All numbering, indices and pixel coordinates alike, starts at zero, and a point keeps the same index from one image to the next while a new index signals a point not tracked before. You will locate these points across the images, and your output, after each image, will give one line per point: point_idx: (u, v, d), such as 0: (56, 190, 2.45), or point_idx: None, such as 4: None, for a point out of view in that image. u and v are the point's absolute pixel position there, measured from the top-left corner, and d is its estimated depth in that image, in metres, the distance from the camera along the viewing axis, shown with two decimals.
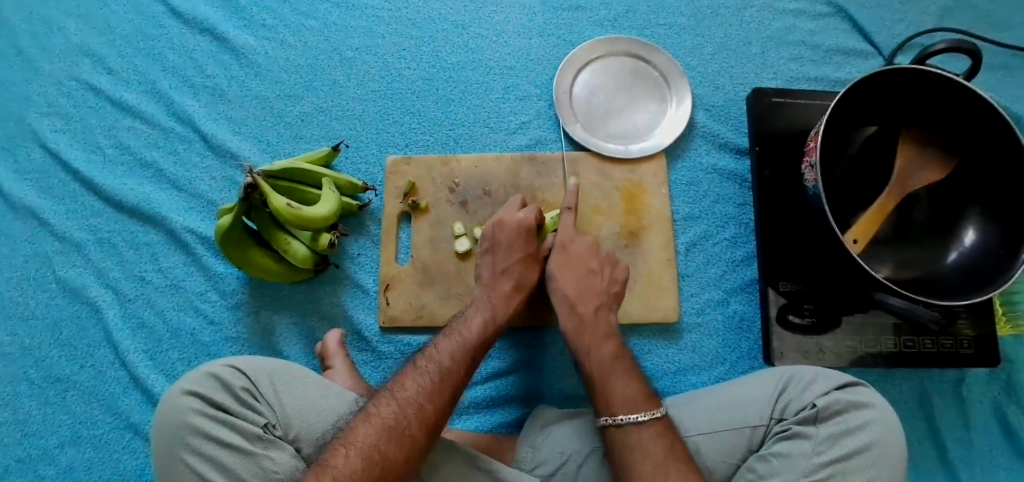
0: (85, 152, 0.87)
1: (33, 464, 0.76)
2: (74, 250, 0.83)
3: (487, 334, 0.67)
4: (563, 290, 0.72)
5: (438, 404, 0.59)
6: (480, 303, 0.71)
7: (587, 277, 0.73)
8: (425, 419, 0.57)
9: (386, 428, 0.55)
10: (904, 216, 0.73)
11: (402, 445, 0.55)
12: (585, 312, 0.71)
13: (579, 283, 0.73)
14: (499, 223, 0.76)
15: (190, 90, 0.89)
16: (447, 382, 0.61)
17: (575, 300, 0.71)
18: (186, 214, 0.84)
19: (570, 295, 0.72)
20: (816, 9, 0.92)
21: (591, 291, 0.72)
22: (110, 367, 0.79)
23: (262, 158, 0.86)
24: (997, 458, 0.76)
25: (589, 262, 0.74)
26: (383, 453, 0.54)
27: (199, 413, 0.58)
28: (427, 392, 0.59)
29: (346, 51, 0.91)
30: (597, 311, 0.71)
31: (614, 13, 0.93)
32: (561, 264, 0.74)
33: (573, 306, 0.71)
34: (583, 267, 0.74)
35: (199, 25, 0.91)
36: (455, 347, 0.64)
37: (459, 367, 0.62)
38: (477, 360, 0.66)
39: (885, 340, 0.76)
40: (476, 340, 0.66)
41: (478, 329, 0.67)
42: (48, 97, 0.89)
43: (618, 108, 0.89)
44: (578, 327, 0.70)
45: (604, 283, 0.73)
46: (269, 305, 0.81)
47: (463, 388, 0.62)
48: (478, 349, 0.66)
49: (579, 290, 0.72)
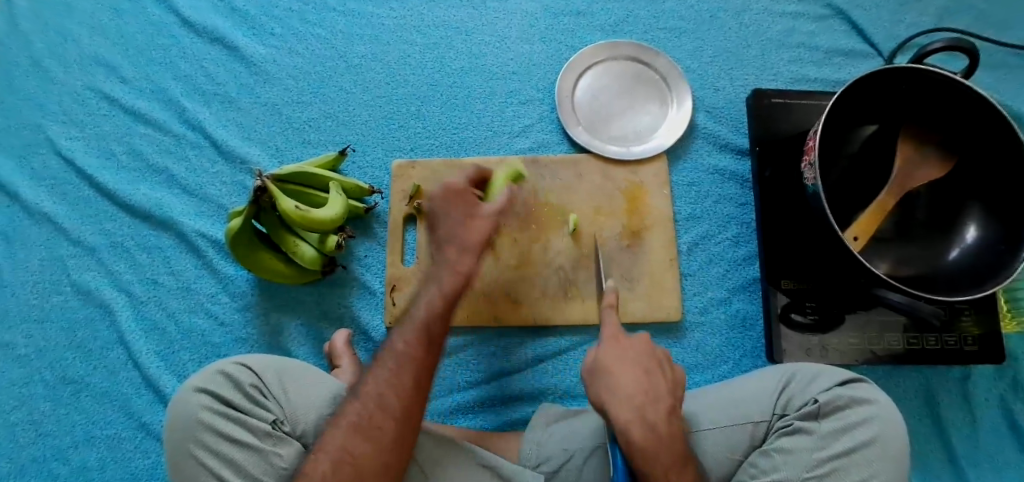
0: (100, 159, 0.89)
1: (47, 464, 0.77)
2: (89, 253, 0.85)
3: (444, 306, 0.61)
4: (628, 392, 0.58)
5: (402, 395, 0.57)
6: (430, 281, 0.63)
7: (647, 375, 0.60)
8: (390, 411, 0.57)
9: (349, 428, 0.56)
10: (905, 215, 0.75)
11: (371, 441, 0.55)
12: (657, 423, 0.57)
13: (642, 383, 0.59)
14: (440, 200, 0.66)
15: (202, 98, 0.91)
16: (407, 370, 0.58)
17: (644, 407, 0.57)
18: (196, 218, 0.86)
19: (634, 398, 0.57)
20: (814, 12, 0.94)
21: (657, 394, 0.59)
22: (123, 368, 0.81)
23: (271, 163, 0.88)
24: (1005, 456, 0.76)
25: (646, 358, 0.61)
26: (353, 453, 0.55)
27: (209, 410, 0.59)
28: (388, 383, 0.58)
29: (353, 58, 0.93)
30: (669, 418, 0.58)
31: (614, 18, 0.94)
32: (615, 362, 0.60)
33: (643, 413, 0.57)
34: (642, 365, 0.60)
35: (209, 35, 0.94)
36: (410, 330, 0.60)
37: (418, 350, 0.59)
38: (444, 334, 0.62)
39: (888, 337, 0.76)
40: (431, 318, 0.61)
41: (433, 305, 0.61)
42: (63, 106, 0.91)
43: (619, 111, 0.90)
44: (657, 443, 0.56)
45: (668, 385, 0.60)
46: (278, 307, 0.83)
47: (429, 370, 0.59)
48: (438, 325, 0.61)
49: (644, 392, 0.58)
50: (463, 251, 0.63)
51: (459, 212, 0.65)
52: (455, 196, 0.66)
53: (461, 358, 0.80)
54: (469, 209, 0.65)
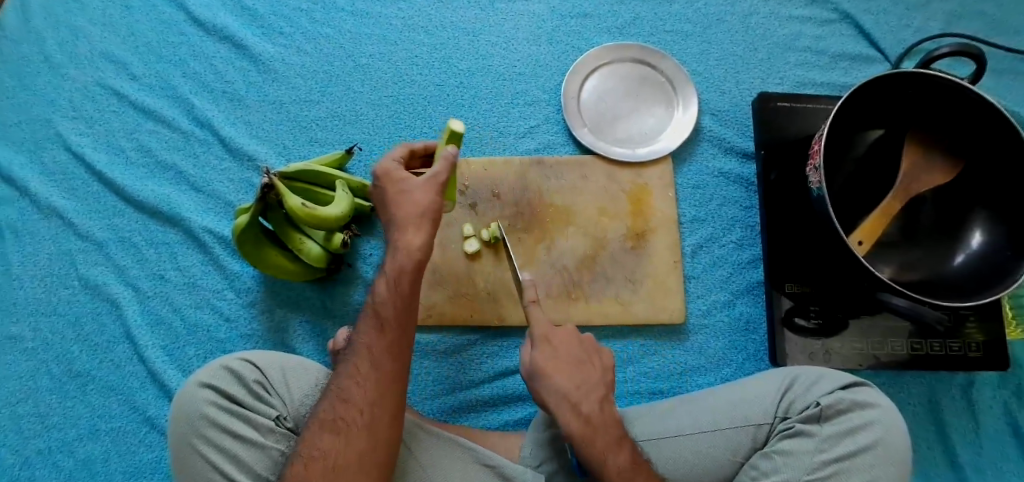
0: (109, 155, 0.90)
1: (53, 456, 0.78)
2: (97, 248, 0.86)
3: (394, 292, 0.59)
4: (560, 385, 0.59)
5: (365, 386, 0.56)
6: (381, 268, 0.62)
7: (580, 367, 0.61)
8: (354, 402, 0.56)
9: (314, 422, 0.56)
10: (911, 219, 0.75)
11: (336, 434, 0.55)
12: (590, 414, 0.59)
13: (574, 376, 0.60)
14: (377, 183, 0.64)
15: (210, 95, 0.92)
16: (366, 360, 0.58)
17: (579, 401, 0.59)
18: (203, 215, 0.86)
19: (570, 393, 0.59)
20: (822, 16, 0.94)
21: (589, 385, 0.60)
22: (129, 362, 0.81)
23: (278, 161, 0.89)
24: (1009, 462, 0.76)
25: (575, 351, 0.62)
26: (320, 447, 0.55)
27: (213, 405, 0.59)
28: (351, 375, 0.57)
29: (361, 57, 0.93)
30: (601, 408, 0.60)
31: (621, 20, 0.95)
32: (547, 358, 0.61)
33: (576, 406, 0.58)
34: (573, 358, 0.62)
35: (219, 33, 0.94)
36: (367, 319, 0.60)
37: (374, 338, 0.58)
38: (404, 319, 0.59)
39: (892, 343, 0.76)
40: (385, 306, 0.59)
41: (382, 291, 0.59)
42: (74, 102, 0.92)
43: (625, 113, 0.90)
44: (587, 430, 0.58)
45: (598, 373, 0.62)
46: (283, 304, 0.83)
47: (389, 357, 0.57)
48: (392, 311, 0.59)
49: (577, 386, 0.59)
50: (402, 229, 0.60)
51: (394, 189, 0.62)
52: (387, 176, 0.63)
53: (462, 358, 0.81)
54: (400, 184, 0.62)
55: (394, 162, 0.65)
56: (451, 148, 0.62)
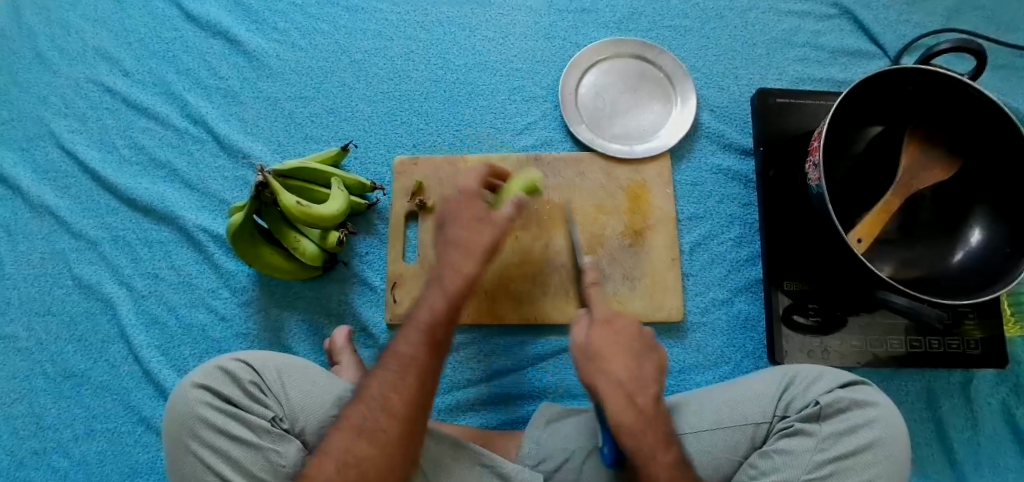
0: (102, 153, 0.89)
1: (48, 457, 0.77)
2: (90, 248, 0.85)
3: (448, 310, 0.61)
4: (615, 372, 0.60)
5: (404, 395, 0.57)
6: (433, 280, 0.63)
7: (639, 360, 0.62)
8: (394, 411, 0.56)
9: (349, 428, 0.55)
10: (909, 215, 0.74)
11: (375, 443, 0.55)
12: (646, 406, 0.59)
13: (632, 367, 0.61)
14: (454, 195, 0.67)
15: (204, 92, 0.91)
16: (408, 368, 0.58)
17: (634, 391, 0.59)
18: (198, 213, 0.86)
19: (626, 383, 0.60)
20: (821, 11, 0.93)
21: (644, 379, 0.61)
22: (124, 361, 0.81)
23: (273, 158, 0.88)
24: (1006, 459, 0.76)
25: (636, 341, 0.63)
26: (356, 454, 0.54)
27: (208, 406, 0.59)
28: (390, 384, 0.57)
29: (355, 53, 0.92)
30: (656, 403, 0.60)
31: (619, 15, 0.94)
32: (608, 344, 0.62)
33: (633, 397, 0.59)
34: (631, 349, 0.62)
35: (213, 29, 0.93)
36: (410, 329, 0.60)
37: (422, 352, 0.59)
38: (444, 331, 0.61)
39: (892, 340, 0.76)
40: (436, 320, 0.60)
41: (436, 306, 0.61)
42: (66, 99, 0.91)
43: (623, 109, 0.90)
44: (641, 422, 0.58)
45: (655, 369, 0.62)
46: (279, 303, 0.82)
47: (428, 368, 0.58)
48: (442, 328, 0.60)
49: (632, 377, 0.60)
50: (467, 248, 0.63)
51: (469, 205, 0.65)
52: (467, 193, 0.66)
53: (461, 356, 0.80)
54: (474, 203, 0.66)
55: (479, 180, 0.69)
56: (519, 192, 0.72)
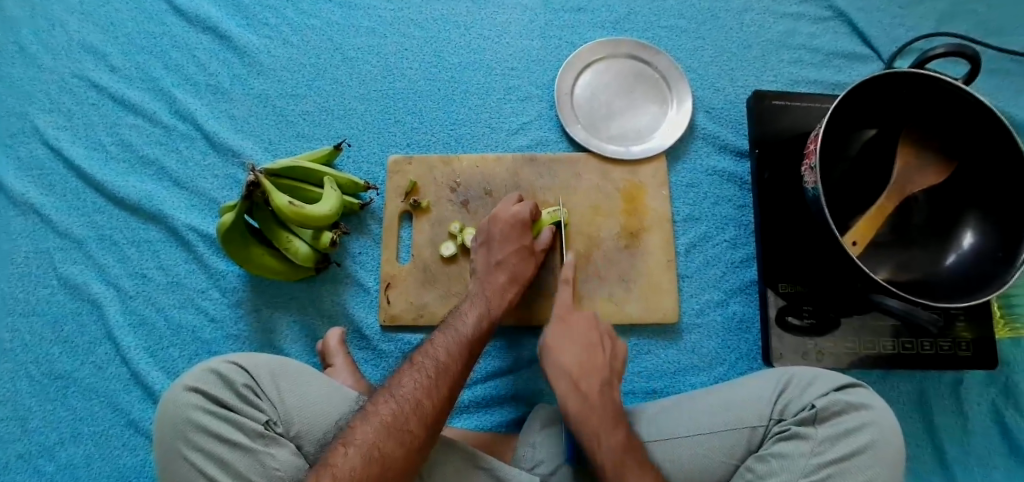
0: (87, 149, 0.87)
1: (33, 461, 0.76)
2: (75, 246, 0.83)
3: (483, 328, 0.68)
4: (564, 364, 0.64)
5: (435, 399, 0.59)
6: (475, 298, 0.71)
7: (588, 350, 0.66)
8: (423, 414, 0.57)
9: (380, 426, 0.56)
10: (903, 218, 0.74)
11: (402, 442, 0.55)
12: (588, 391, 0.62)
13: (581, 357, 0.65)
14: (488, 223, 0.76)
15: (193, 88, 0.89)
16: (443, 374, 0.61)
17: (579, 378, 0.63)
18: (187, 211, 0.84)
19: (570, 371, 0.64)
20: (816, 13, 0.93)
21: (593, 365, 0.65)
22: (111, 363, 0.79)
23: (264, 156, 0.87)
24: (995, 460, 0.77)
25: (590, 335, 0.67)
26: (381, 451, 0.54)
27: (199, 409, 0.58)
28: (423, 388, 0.59)
29: (349, 50, 0.91)
30: (603, 389, 0.63)
31: (615, 15, 0.93)
32: (561, 336, 0.67)
33: (576, 381, 0.63)
34: (584, 340, 0.67)
35: (202, 24, 0.91)
36: (446, 339, 0.65)
37: (456, 361, 0.63)
38: (474, 347, 0.66)
39: (884, 342, 0.77)
40: (471, 335, 0.66)
41: (474, 323, 0.67)
42: (50, 95, 0.89)
43: (618, 110, 0.89)
44: (584, 408, 0.61)
45: (606, 359, 0.66)
46: (270, 304, 0.81)
47: (457, 378, 0.62)
48: (477, 342, 0.66)
49: (580, 364, 0.64)
50: (498, 267, 0.73)
51: (501, 230, 0.74)
52: (496, 218, 0.76)
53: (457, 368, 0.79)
54: (501, 233, 0.74)
55: (516, 209, 0.76)
56: (547, 228, 0.78)
